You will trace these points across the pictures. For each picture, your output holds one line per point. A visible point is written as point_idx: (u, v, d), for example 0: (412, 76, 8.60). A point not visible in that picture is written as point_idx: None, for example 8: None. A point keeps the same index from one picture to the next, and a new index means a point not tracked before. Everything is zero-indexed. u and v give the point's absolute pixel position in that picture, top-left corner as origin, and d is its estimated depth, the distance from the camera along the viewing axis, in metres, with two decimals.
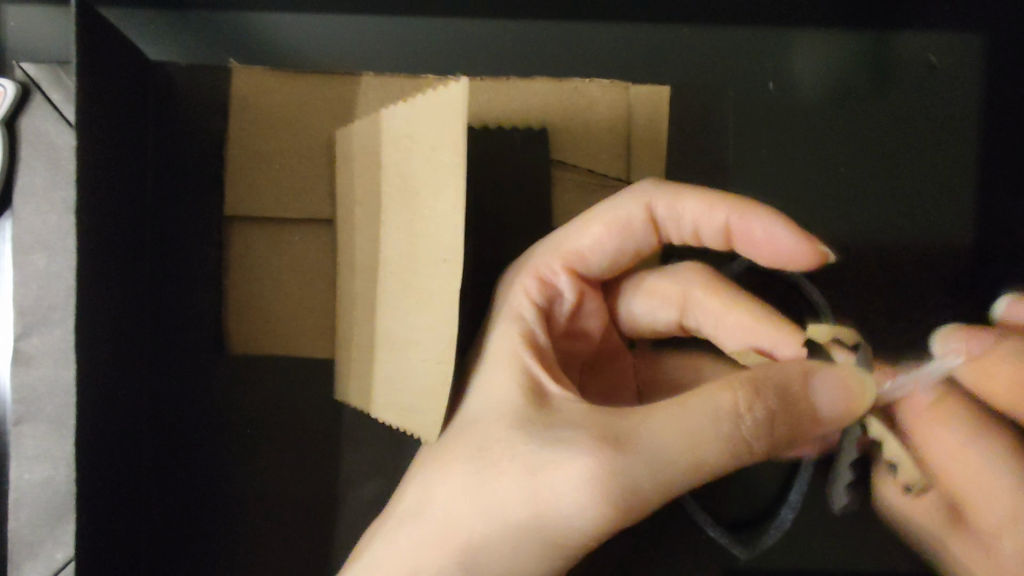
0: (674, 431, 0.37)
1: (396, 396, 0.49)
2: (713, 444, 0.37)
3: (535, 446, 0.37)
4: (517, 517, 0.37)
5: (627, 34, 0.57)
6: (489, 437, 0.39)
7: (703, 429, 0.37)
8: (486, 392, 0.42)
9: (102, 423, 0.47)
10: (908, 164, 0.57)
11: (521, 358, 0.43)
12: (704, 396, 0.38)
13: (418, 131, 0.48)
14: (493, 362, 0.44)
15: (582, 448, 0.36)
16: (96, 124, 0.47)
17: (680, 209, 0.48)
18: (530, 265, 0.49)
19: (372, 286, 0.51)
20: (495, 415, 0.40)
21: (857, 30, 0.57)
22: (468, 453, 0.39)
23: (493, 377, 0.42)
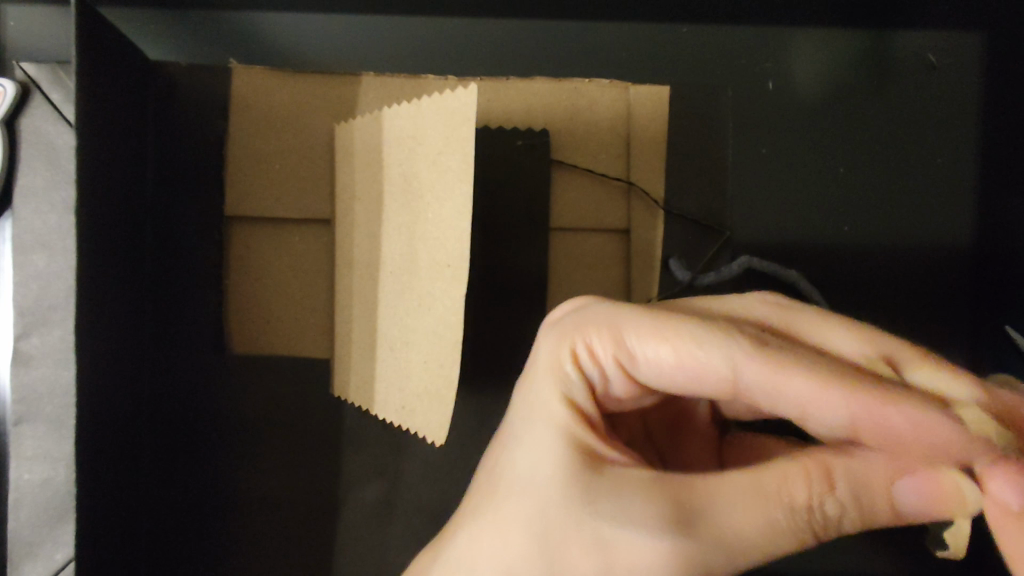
0: (747, 510, 0.34)
1: (403, 395, 0.49)
2: (781, 531, 0.34)
3: (596, 525, 0.34)
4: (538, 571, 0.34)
5: (625, 34, 0.57)
6: (529, 496, 0.36)
7: (775, 517, 0.34)
8: (521, 444, 0.38)
9: (102, 422, 0.47)
10: (907, 164, 0.57)
11: (557, 413, 0.38)
12: (777, 470, 0.35)
13: (421, 132, 0.48)
14: (526, 418, 0.39)
15: (644, 525, 0.34)
16: (97, 123, 0.47)
17: (730, 362, 0.37)
18: (569, 318, 0.42)
19: (373, 288, 0.51)
20: (529, 478, 0.36)
21: (854, 30, 0.57)
22: (508, 515, 0.36)
23: (526, 431, 0.38)
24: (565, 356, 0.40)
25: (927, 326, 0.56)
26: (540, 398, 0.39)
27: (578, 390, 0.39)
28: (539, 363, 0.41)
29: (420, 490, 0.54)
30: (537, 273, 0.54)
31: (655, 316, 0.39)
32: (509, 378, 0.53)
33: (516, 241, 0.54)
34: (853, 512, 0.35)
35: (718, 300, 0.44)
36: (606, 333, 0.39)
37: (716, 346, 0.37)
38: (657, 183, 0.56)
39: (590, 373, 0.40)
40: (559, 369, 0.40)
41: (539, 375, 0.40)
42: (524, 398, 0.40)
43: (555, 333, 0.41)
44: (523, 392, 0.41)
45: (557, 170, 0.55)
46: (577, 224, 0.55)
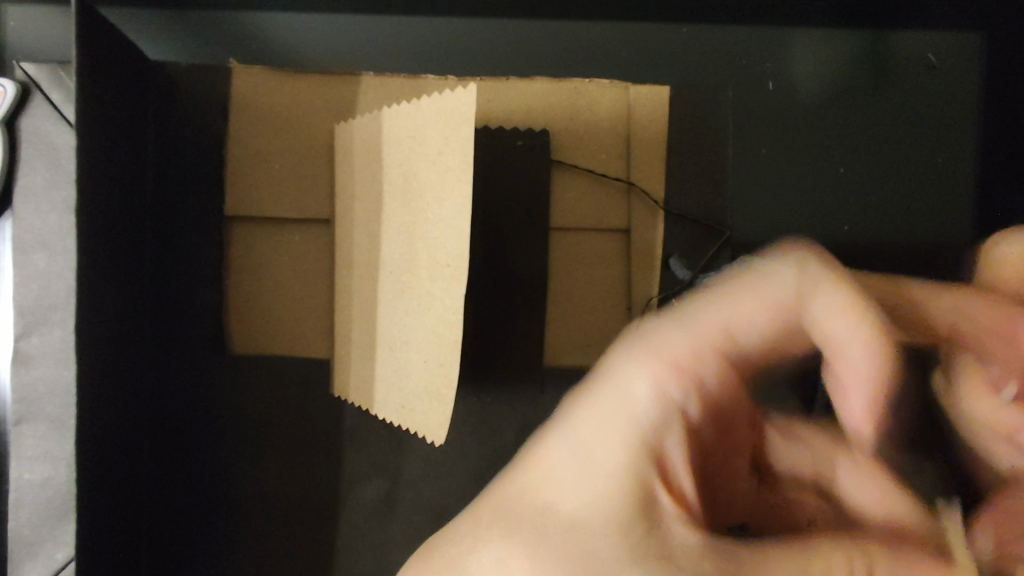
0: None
1: (403, 394, 0.50)
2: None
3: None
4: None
5: (625, 33, 0.57)
6: (587, 538, 0.37)
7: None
8: (583, 483, 0.39)
9: (102, 420, 0.47)
10: (907, 162, 0.57)
11: (630, 456, 0.39)
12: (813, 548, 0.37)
13: (421, 132, 0.48)
14: (595, 460, 0.39)
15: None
16: (98, 123, 0.47)
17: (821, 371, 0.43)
18: (644, 361, 0.42)
19: (372, 288, 0.51)
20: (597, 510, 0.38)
21: (854, 29, 0.57)
22: (554, 549, 0.37)
23: (596, 478, 0.39)
24: (645, 399, 0.40)
25: None
26: (612, 443, 0.39)
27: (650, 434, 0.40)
28: (616, 404, 0.41)
29: (420, 489, 0.54)
30: (536, 272, 0.54)
31: (733, 339, 0.43)
32: (508, 377, 0.54)
33: (515, 241, 0.54)
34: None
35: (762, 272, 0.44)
36: (688, 377, 0.42)
37: (832, 340, 0.42)
38: (657, 182, 0.55)
39: (665, 419, 0.40)
40: (633, 414, 0.40)
41: (612, 417, 0.40)
42: (592, 438, 0.40)
43: (629, 371, 0.42)
44: (590, 423, 0.40)
45: (557, 169, 0.55)
46: (577, 224, 0.55)
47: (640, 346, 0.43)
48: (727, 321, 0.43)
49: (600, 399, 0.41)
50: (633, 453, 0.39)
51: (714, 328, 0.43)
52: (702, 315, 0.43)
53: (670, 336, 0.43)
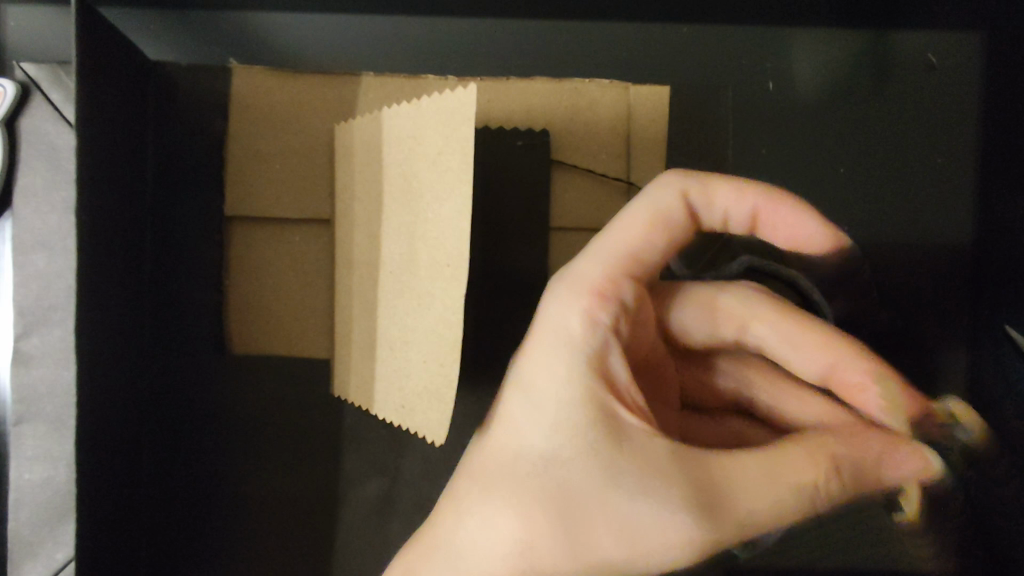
0: (760, 489, 0.37)
1: (403, 394, 0.49)
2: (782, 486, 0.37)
3: (626, 503, 0.37)
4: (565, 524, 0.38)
5: (625, 34, 0.57)
6: (561, 474, 0.38)
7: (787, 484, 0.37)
8: (539, 426, 0.40)
9: (102, 419, 0.47)
10: (906, 162, 0.57)
11: (573, 385, 0.40)
12: (780, 451, 0.39)
13: (421, 132, 0.48)
14: (547, 400, 0.40)
15: (664, 502, 0.37)
16: (98, 123, 0.47)
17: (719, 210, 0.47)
18: (568, 295, 0.43)
19: (373, 287, 0.51)
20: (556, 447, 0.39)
21: (855, 29, 0.57)
22: (533, 495, 0.38)
23: (551, 416, 0.40)
24: (577, 329, 0.42)
25: (925, 324, 0.57)
26: (558, 379, 0.40)
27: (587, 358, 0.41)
28: (554, 343, 0.41)
29: (420, 488, 0.54)
30: (536, 272, 0.54)
31: (634, 248, 0.45)
32: (508, 377, 0.54)
33: (515, 240, 0.54)
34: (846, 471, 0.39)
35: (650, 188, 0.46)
36: (613, 300, 0.43)
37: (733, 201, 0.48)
38: None
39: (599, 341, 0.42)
40: (569, 342, 0.41)
41: (552, 356, 0.41)
42: (541, 380, 0.41)
43: (557, 308, 0.43)
44: (531, 370, 0.41)
45: (557, 170, 0.55)
46: (577, 224, 0.55)
47: (558, 285, 0.44)
48: (630, 243, 0.45)
49: (537, 343, 0.42)
50: (583, 381, 0.40)
51: (619, 246, 0.45)
52: (604, 240, 0.45)
53: (583, 268, 0.44)
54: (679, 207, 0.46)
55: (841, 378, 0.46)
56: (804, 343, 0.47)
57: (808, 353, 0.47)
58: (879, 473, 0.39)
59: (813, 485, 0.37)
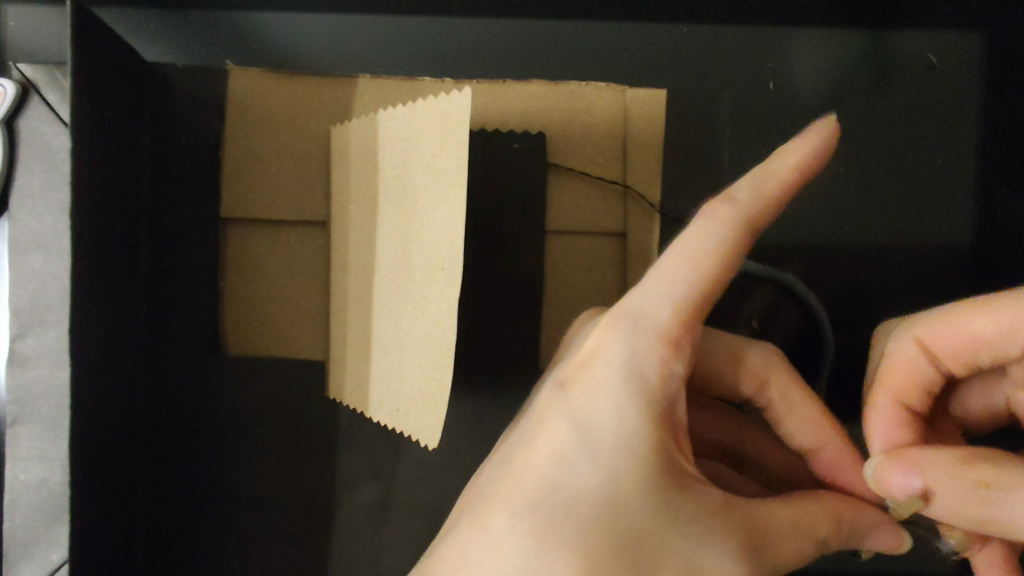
0: (790, 542, 0.37)
1: (397, 398, 0.49)
2: (802, 545, 0.37)
3: (687, 549, 0.35)
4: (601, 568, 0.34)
5: (624, 35, 0.56)
6: (618, 515, 0.35)
7: (808, 541, 0.37)
8: (592, 465, 0.36)
9: (96, 421, 0.47)
10: (906, 164, 0.56)
11: (639, 424, 0.36)
12: (803, 498, 0.39)
13: (417, 135, 0.48)
14: (605, 438, 0.36)
15: (724, 546, 0.35)
16: (90, 123, 0.47)
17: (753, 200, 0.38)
18: (637, 327, 0.38)
19: (368, 289, 0.51)
20: (613, 484, 0.35)
21: (856, 29, 0.56)
22: (580, 531, 0.35)
23: (608, 456, 0.36)
24: (646, 372, 0.37)
25: None
26: (620, 418, 0.36)
27: (654, 400, 0.37)
28: (613, 378, 0.37)
29: (415, 492, 0.53)
30: (532, 276, 0.54)
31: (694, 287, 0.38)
32: (503, 381, 0.53)
33: (510, 244, 0.53)
34: (850, 531, 0.39)
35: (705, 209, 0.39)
36: (684, 343, 0.38)
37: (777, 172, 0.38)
38: (655, 185, 0.55)
39: (670, 383, 0.37)
40: (637, 376, 0.37)
41: (615, 393, 0.37)
42: (599, 415, 0.37)
43: (625, 337, 0.38)
44: (592, 399, 0.37)
45: (554, 173, 0.55)
46: (573, 228, 0.55)
47: (615, 315, 0.39)
48: (702, 276, 0.37)
49: (593, 378, 0.38)
50: (646, 424, 0.36)
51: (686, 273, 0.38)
52: (668, 262, 0.38)
53: (648, 301, 0.38)
54: (735, 241, 0.38)
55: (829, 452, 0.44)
56: (803, 415, 0.45)
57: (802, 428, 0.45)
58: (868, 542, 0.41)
59: (823, 537, 0.38)
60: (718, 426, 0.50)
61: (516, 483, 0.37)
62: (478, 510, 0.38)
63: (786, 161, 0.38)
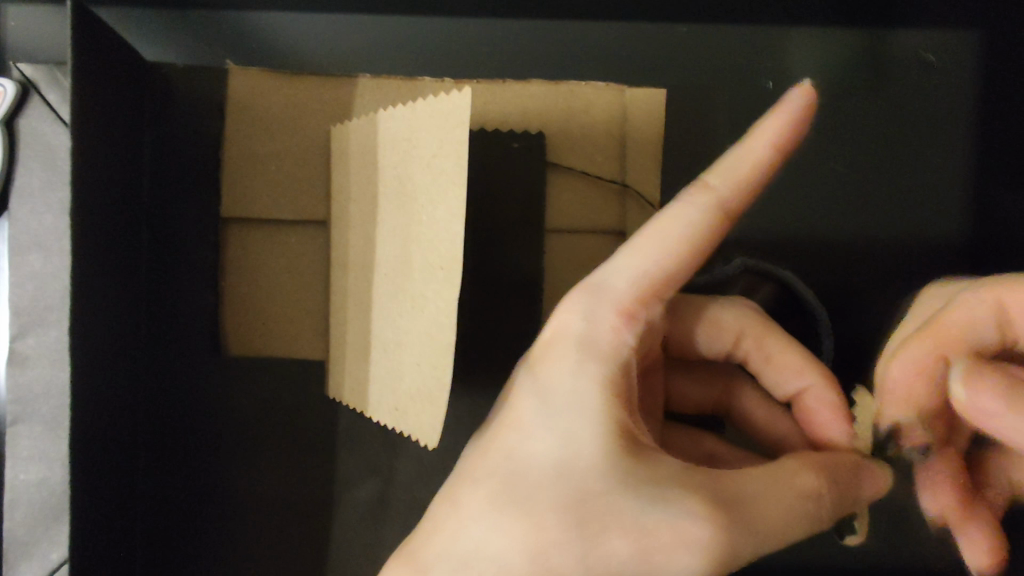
0: (772, 507, 0.37)
1: (396, 397, 0.49)
2: (789, 512, 0.37)
3: (647, 515, 0.35)
4: (562, 535, 0.35)
5: (623, 35, 0.57)
6: (579, 483, 0.36)
7: (794, 504, 0.37)
8: (551, 432, 0.37)
9: (95, 421, 0.47)
10: (904, 164, 0.57)
11: (596, 393, 0.38)
12: (784, 464, 0.39)
13: (416, 135, 0.48)
14: (564, 405, 0.38)
15: (686, 510, 0.35)
16: (90, 123, 0.47)
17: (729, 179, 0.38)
18: (594, 300, 0.39)
19: (367, 288, 0.51)
20: (573, 453, 0.37)
21: (855, 29, 0.57)
22: (542, 501, 0.36)
23: (567, 427, 0.37)
24: (601, 344, 0.38)
25: None
26: (581, 388, 0.38)
27: (610, 370, 0.38)
28: (571, 349, 0.39)
29: (414, 491, 0.54)
30: (531, 274, 0.54)
31: (655, 263, 0.38)
32: (502, 379, 0.53)
33: (509, 243, 0.53)
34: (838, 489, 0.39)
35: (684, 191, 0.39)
36: (640, 317, 0.39)
37: (755, 149, 0.37)
38: (654, 185, 0.55)
39: (625, 354, 0.39)
40: (593, 348, 0.38)
41: (573, 365, 0.38)
42: (559, 387, 0.38)
43: (583, 310, 0.39)
44: (551, 372, 0.38)
45: (553, 173, 0.55)
46: (572, 227, 0.55)
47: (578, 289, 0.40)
48: (664, 253, 0.38)
49: (554, 349, 0.39)
50: (603, 395, 0.38)
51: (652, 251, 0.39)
52: (637, 241, 0.39)
53: (607, 275, 0.39)
54: (706, 222, 0.38)
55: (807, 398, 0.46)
56: (783, 365, 0.47)
57: (778, 374, 0.47)
58: (859, 494, 0.41)
59: (811, 495, 0.38)
60: (700, 397, 0.52)
61: (483, 459, 0.38)
62: (451, 485, 0.39)
63: (764, 136, 0.37)
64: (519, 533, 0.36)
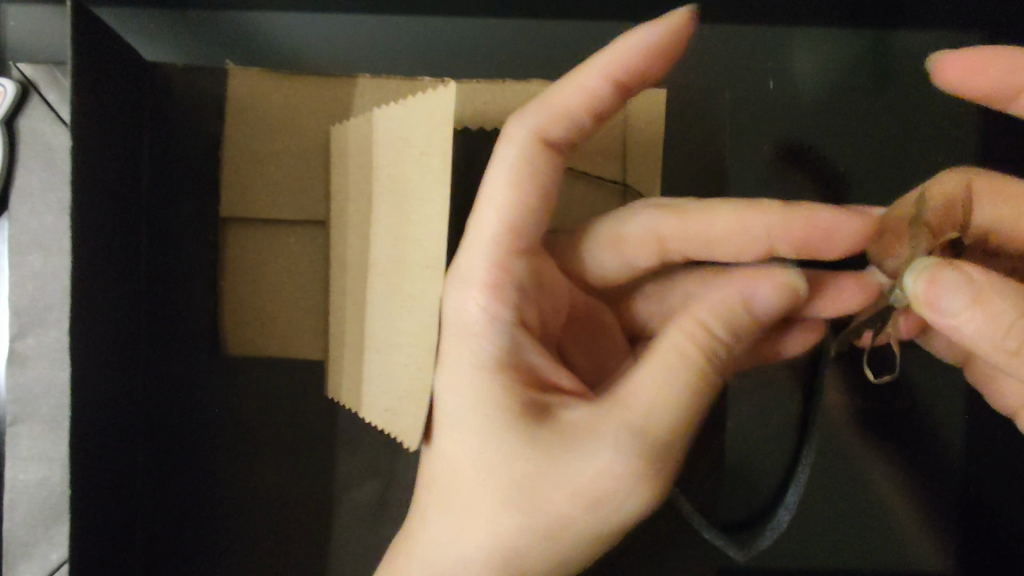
0: (649, 406, 0.41)
1: (388, 399, 0.49)
2: (672, 402, 0.42)
3: (573, 453, 0.41)
4: (512, 503, 0.42)
5: (623, 33, 0.56)
6: (510, 464, 0.42)
7: (680, 395, 0.42)
8: (474, 436, 0.43)
9: (94, 420, 0.47)
10: (904, 163, 0.56)
11: (490, 368, 0.43)
12: (677, 375, 0.41)
13: (408, 131, 0.47)
14: (467, 395, 0.43)
15: (604, 442, 0.41)
16: (89, 122, 0.47)
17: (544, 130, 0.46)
18: (462, 287, 0.46)
19: (362, 287, 0.51)
20: (501, 443, 0.42)
21: (855, 29, 0.56)
22: (496, 488, 0.42)
23: (479, 415, 0.43)
24: (477, 332, 0.44)
25: None
26: (472, 374, 0.44)
27: (495, 342, 0.44)
28: (463, 341, 0.44)
29: (415, 491, 0.53)
30: None
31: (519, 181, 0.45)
32: None
33: None
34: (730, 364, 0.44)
35: (516, 156, 0.46)
36: (511, 280, 0.45)
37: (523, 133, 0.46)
38: (653, 184, 0.55)
39: (491, 314, 0.45)
40: (476, 332, 0.44)
41: (472, 361, 0.44)
42: (461, 385, 0.44)
43: (467, 323, 0.45)
44: (453, 376, 0.44)
45: None
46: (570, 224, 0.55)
47: (451, 284, 0.46)
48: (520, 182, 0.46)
49: (451, 359, 0.44)
50: (492, 368, 0.43)
51: (495, 225, 0.45)
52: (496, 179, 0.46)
53: (467, 266, 0.46)
54: (538, 154, 0.46)
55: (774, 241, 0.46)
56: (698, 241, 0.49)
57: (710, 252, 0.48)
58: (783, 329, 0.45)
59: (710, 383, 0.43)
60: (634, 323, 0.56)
61: (450, 479, 0.44)
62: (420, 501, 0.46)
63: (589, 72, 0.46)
64: (479, 519, 0.42)
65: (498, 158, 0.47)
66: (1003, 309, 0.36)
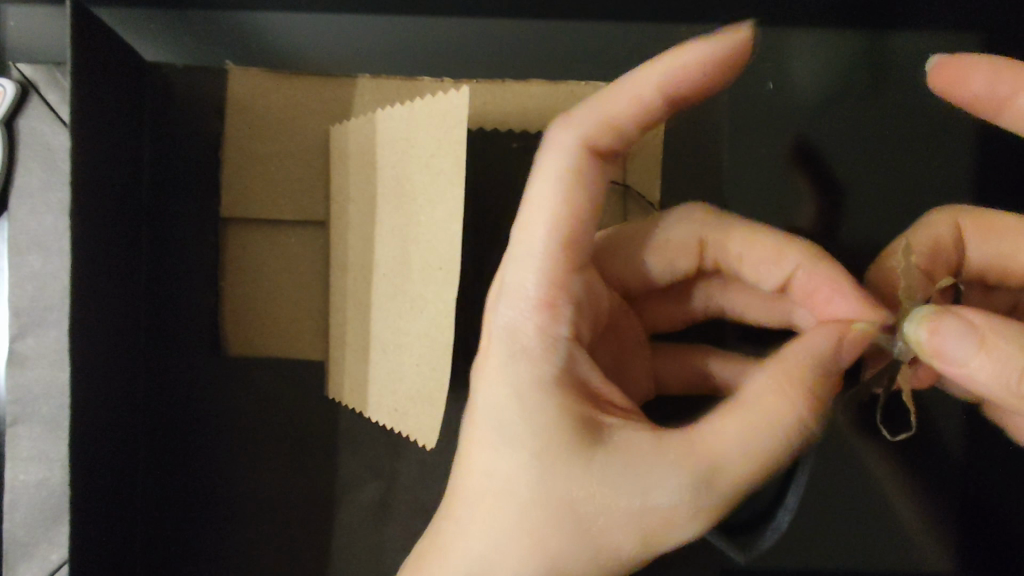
0: (734, 447, 0.36)
1: (395, 397, 0.50)
2: (764, 445, 0.36)
3: (627, 497, 0.36)
4: (545, 542, 0.36)
5: (623, 34, 0.56)
6: (550, 499, 0.36)
7: (769, 436, 0.36)
8: (517, 455, 0.37)
9: (94, 420, 0.47)
10: (903, 165, 0.57)
11: (542, 388, 0.38)
12: (759, 403, 0.37)
13: (414, 136, 0.49)
14: (510, 418, 0.38)
15: (667, 483, 0.36)
16: (89, 123, 0.47)
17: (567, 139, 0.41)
18: (513, 296, 0.40)
19: (367, 288, 0.52)
20: (540, 467, 0.37)
21: (855, 30, 0.56)
22: (524, 521, 0.37)
23: (521, 435, 0.37)
24: (527, 343, 0.39)
25: None
26: (517, 391, 0.38)
27: (549, 355, 0.39)
28: (513, 360, 0.39)
29: (415, 492, 0.53)
30: None
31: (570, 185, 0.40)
32: None
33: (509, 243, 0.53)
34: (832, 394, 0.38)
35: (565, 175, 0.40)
36: (563, 294, 0.40)
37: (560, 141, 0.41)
38: (653, 185, 0.55)
39: (550, 329, 0.39)
40: (523, 345, 0.39)
41: (513, 372, 0.38)
42: (501, 403, 0.38)
43: (511, 330, 0.40)
44: (492, 394, 0.39)
45: None
46: None
47: (496, 297, 0.41)
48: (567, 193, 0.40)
49: (491, 368, 0.39)
50: (541, 386, 0.38)
51: (544, 242, 0.40)
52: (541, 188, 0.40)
53: (514, 276, 0.41)
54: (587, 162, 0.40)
55: (798, 284, 0.47)
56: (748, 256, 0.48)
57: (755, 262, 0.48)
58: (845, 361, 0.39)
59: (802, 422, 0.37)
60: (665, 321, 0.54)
61: (463, 496, 0.39)
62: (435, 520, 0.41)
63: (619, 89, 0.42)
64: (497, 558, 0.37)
65: (541, 171, 0.41)
66: (1010, 352, 0.33)
